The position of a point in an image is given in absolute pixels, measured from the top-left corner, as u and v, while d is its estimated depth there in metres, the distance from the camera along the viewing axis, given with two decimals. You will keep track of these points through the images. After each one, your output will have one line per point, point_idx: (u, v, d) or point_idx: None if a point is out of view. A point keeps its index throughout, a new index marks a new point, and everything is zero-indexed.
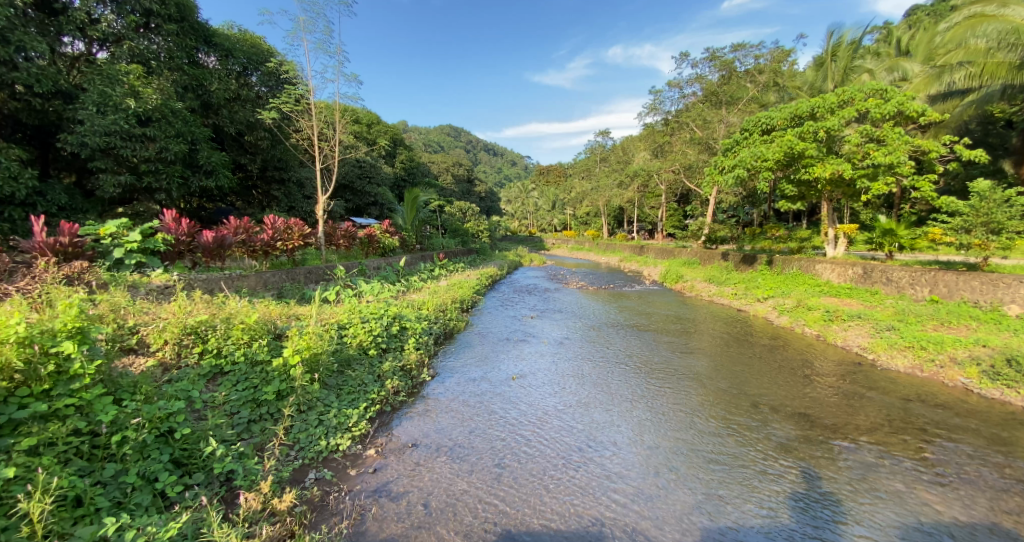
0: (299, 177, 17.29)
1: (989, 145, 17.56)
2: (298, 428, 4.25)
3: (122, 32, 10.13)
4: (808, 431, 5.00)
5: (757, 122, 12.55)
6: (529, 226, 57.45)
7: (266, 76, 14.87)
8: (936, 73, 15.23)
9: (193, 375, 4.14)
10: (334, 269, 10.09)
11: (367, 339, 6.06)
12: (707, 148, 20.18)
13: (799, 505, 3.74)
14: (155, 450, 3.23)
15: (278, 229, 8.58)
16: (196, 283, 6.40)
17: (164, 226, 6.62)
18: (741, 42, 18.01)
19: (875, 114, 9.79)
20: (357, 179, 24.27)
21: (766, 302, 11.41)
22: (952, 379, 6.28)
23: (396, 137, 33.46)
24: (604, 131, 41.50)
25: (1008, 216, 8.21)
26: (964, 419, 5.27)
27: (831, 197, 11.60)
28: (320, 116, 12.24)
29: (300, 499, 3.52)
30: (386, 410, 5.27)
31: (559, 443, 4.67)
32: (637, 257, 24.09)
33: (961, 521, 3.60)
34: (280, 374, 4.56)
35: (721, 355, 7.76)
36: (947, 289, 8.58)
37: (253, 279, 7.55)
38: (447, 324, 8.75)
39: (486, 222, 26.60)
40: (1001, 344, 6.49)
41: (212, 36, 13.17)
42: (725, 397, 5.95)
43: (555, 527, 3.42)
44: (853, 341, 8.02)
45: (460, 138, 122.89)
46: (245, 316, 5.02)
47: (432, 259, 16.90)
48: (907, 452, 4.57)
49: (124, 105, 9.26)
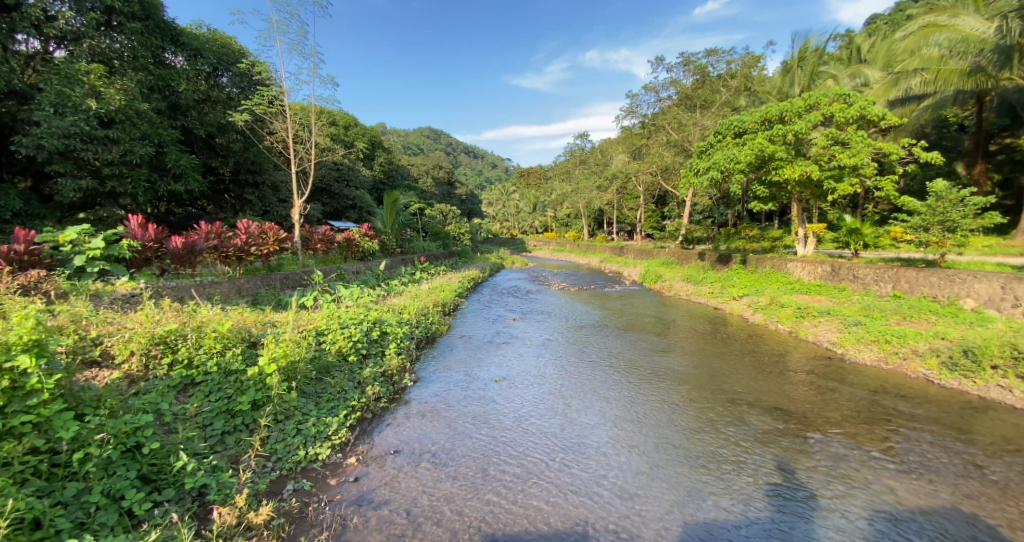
0: (272, 181, 16.91)
1: (944, 148, 18.54)
2: (275, 439, 4.14)
3: (82, 30, 9.77)
4: (782, 425, 5.15)
5: (730, 125, 12.86)
6: (511, 228, 57.44)
7: (238, 77, 14.50)
8: (893, 79, 16.02)
9: (163, 387, 3.98)
10: (311, 274, 9.78)
11: (346, 345, 5.99)
12: (682, 150, 20.65)
13: (776, 497, 3.85)
14: (121, 467, 3.10)
15: (251, 234, 8.35)
16: (165, 291, 6.19)
17: (129, 231, 6.37)
18: (713, 48, 18.56)
19: (839, 117, 10.15)
20: (334, 182, 24.15)
21: (741, 300, 11.72)
22: (915, 370, 6.57)
23: (374, 139, 33.11)
24: (582, 134, 42.08)
25: (962, 215, 8.65)
26: (927, 410, 5.50)
27: (800, 197, 11.99)
28: (294, 118, 11.98)
29: (277, 512, 3.41)
30: (367, 417, 5.17)
31: (544, 444, 4.71)
32: (618, 258, 24.51)
33: (923, 505, 3.77)
34: (255, 383, 4.44)
35: (700, 353, 7.97)
36: (909, 285, 8.97)
37: (226, 285, 7.33)
38: (430, 328, 8.67)
39: (466, 224, 26.51)
40: (958, 336, 6.79)
41: (180, 35, 12.76)
42: (705, 394, 6.08)
43: (538, 527, 3.45)
44: (824, 336, 8.29)
45: (440, 139, 121.89)
46: (218, 324, 4.89)
47: (412, 262, 16.77)
48: (873, 442, 4.77)
49: (85, 106, 8.92)
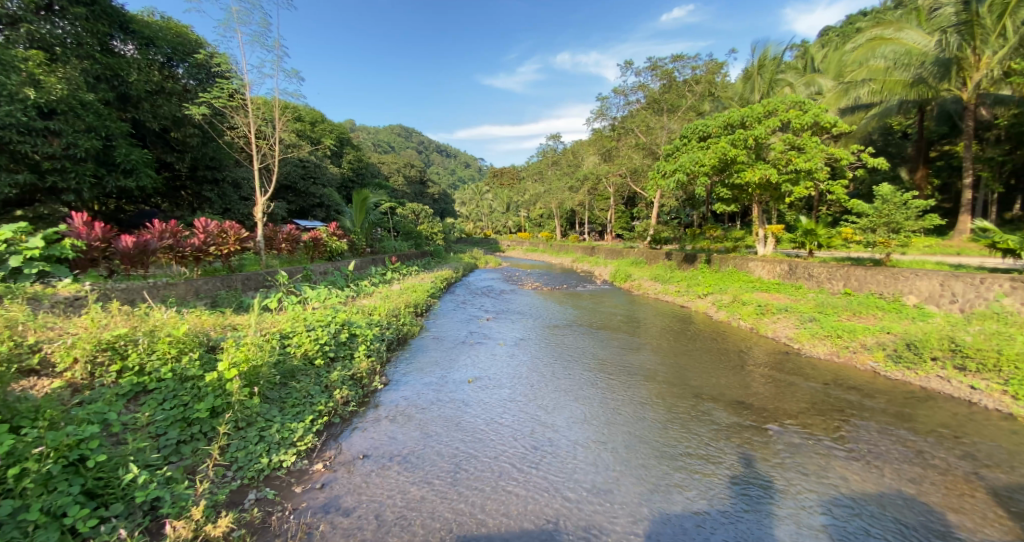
0: (233, 178, 16.22)
1: (889, 154, 19.77)
2: (235, 447, 3.97)
3: (19, 14, 9.15)
4: (743, 417, 5.37)
5: (695, 129, 13.27)
6: (484, 228, 57.27)
7: (195, 68, 13.81)
8: (843, 89, 16.98)
9: (111, 396, 3.74)
10: (276, 275, 9.44)
11: (313, 348, 5.82)
12: (650, 153, 21.17)
13: (737, 487, 4.00)
14: (63, 482, 2.89)
15: (210, 234, 7.97)
16: (114, 293, 5.83)
17: (73, 230, 5.97)
18: (679, 54, 19.10)
19: (796, 123, 10.65)
20: (300, 180, 23.40)
21: (705, 298, 12.14)
22: (863, 363, 6.98)
23: (343, 137, 32.29)
24: (554, 135, 42.43)
25: (905, 217, 9.25)
26: (874, 400, 5.85)
27: (760, 199, 12.51)
28: (257, 113, 11.53)
29: (237, 523, 3.27)
30: (335, 421, 5.04)
31: (516, 444, 4.72)
32: (589, 258, 24.86)
33: (871, 490, 4.00)
34: (214, 389, 4.25)
35: (668, 350, 8.19)
36: (858, 283, 9.50)
37: (182, 287, 6.98)
38: (401, 329, 8.53)
39: (438, 224, 26.24)
40: (901, 330, 7.26)
41: (130, 22, 12.04)
42: (672, 390, 6.25)
43: (510, 527, 3.45)
44: (782, 332, 8.70)
45: (411, 138, 120.13)
46: (173, 328, 4.65)
47: (383, 262, 16.45)
48: (826, 431, 5.03)
49: (22, 95, 8.31)
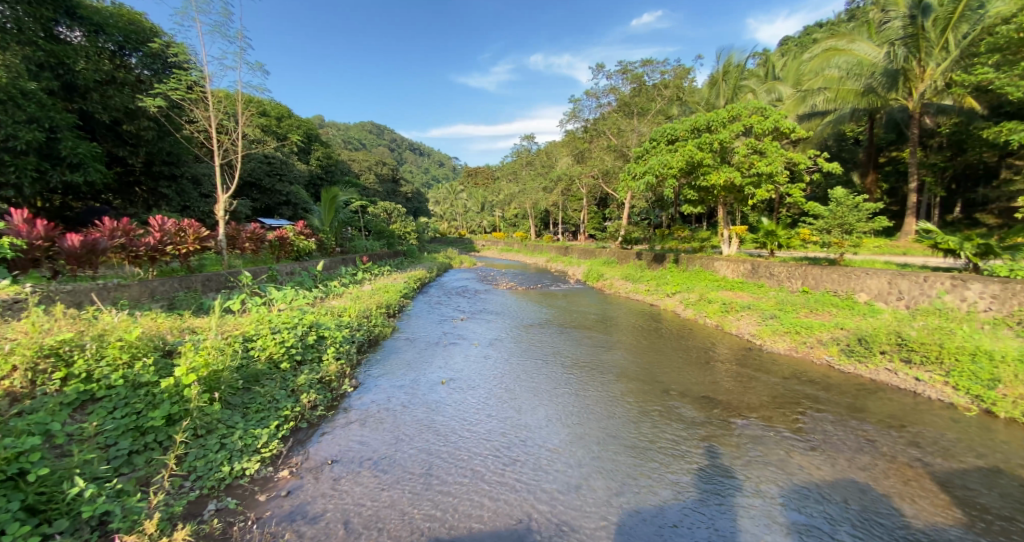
0: (192, 174, 15.50)
1: (843, 159, 20.87)
2: (194, 456, 3.80)
3: None
4: (709, 412, 5.54)
5: (663, 132, 13.60)
6: (458, 228, 56.91)
7: (150, 58, 13.08)
8: (801, 97, 17.82)
9: (55, 405, 3.49)
10: (239, 276, 9.07)
11: (278, 351, 5.62)
12: (621, 155, 21.56)
13: (704, 479, 4.12)
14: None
15: (167, 232, 7.58)
16: (59, 296, 5.46)
17: (12, 228, 5.55)
18: (649, 58, 19.54)
19: (758, 128, 11.08)
20: (266, 177, 22.58)
21: (674, 297, 12.47)
22: (819, 357, 7.34)
23: (311, 133, 31.39)
24: (528, 135, 42.59)
25: (857, 219, 9.77)
26: (829, 392, 6.15)
27: (725, 201, 12.95)
28: (218, 106, 11.05)
29: (196, 535, 3.12)
30: (303, 426, 4.88)
31: (488, 444, 4.71)
32: (562, 258, 25.10)
33: (827, 478, 4.21)
34: (170, 395, 4.04)
35: (639, 348, 8.36)
36: (814, 281, 9.98)
37: (136, 288, 6.61)
38: (372, 330, 8.37)
39: (411, 224, 25.87)
40: (854, 326, 7.67)
41: (76, 7, 11.30)
42: (642, 387, 6.39)
43: (482, 528, 3.44)
44: (745, 329, 9.04)
45: (382, 136, 118.11)
46: (125, 332, 4.40)
47: (353, 262, 16.07)
48: (785, 424, 5.26)
49: None
